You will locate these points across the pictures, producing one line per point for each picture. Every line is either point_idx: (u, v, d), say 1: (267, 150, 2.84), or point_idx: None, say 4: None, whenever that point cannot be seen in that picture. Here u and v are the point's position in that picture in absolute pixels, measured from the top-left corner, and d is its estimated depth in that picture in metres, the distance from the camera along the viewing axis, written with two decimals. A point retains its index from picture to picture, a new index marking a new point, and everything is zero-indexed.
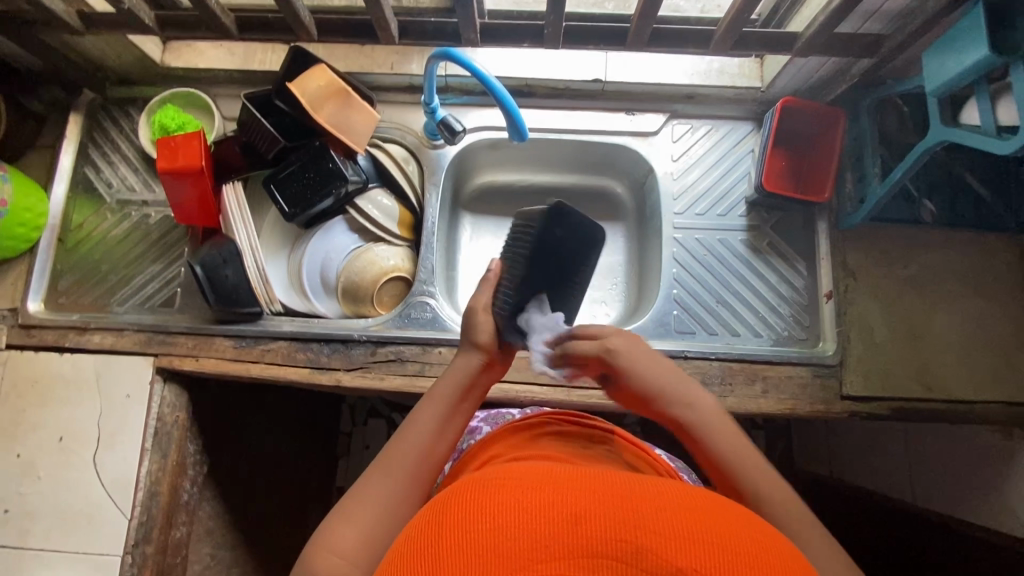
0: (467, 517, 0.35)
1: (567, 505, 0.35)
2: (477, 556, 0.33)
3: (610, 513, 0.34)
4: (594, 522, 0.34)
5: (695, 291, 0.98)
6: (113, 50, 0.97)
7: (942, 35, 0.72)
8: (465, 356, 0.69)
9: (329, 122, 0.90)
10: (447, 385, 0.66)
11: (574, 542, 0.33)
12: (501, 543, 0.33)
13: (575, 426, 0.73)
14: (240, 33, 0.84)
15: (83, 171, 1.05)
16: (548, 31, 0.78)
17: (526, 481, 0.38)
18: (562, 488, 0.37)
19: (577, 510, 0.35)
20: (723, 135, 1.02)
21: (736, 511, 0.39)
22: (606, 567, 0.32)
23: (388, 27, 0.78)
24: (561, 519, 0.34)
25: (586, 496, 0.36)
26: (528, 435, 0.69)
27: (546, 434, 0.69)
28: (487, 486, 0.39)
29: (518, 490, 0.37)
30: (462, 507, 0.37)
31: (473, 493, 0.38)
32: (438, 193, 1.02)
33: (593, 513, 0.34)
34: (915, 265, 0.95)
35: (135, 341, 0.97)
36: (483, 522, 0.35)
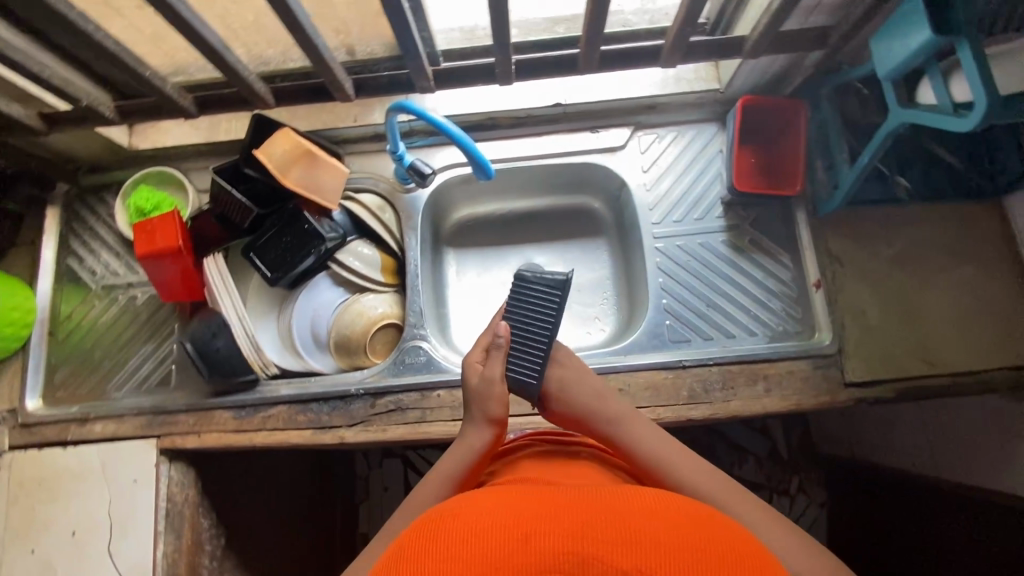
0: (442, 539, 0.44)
1: (521, 526, 0.44)
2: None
3: (561, 528, 0.43)
4: (544, 538, 0.42)
5: (684, 298, 0.97)
6: (80, 142, 0.98)
7: (886, 20, 0.73)
8: (475, 432, 0.73)
9: (299, 185, 0.91)
10: (459, 453, 0.72)
11: (528, 558, 0.41)
12: (468, 562, 0.41)
13: (553, 442, 0.77)
14: (200, 111, 0.86)
15: (66, 262, 1.06)
16: (499, 69, 0.80)
17: (489, 509, 0.47)
18: (521, 512, 0.46)
19: (529, 530, 0.43)
20: (691, 139, 1.03)
21: (663, 509, 0.48)
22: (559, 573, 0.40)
23: (343, 87, 0.81)
24: (515, 537, 0.43)
25: (542, 518, 0.44)
26: (511, 459, 0.75)
27: (527, 454, 0.74)
28: (459, 512, 0.48)
29: (483, 518, 0.45)
30: (435, 538, 0.45)
31: (443, 526, 0.46)
32: (417, 237, 1.03)
33: (541, 531, 0.43)
34: (899, 242, 0.94)
35: (136, 425, 0.97)
36: (454, 548, 0.43)
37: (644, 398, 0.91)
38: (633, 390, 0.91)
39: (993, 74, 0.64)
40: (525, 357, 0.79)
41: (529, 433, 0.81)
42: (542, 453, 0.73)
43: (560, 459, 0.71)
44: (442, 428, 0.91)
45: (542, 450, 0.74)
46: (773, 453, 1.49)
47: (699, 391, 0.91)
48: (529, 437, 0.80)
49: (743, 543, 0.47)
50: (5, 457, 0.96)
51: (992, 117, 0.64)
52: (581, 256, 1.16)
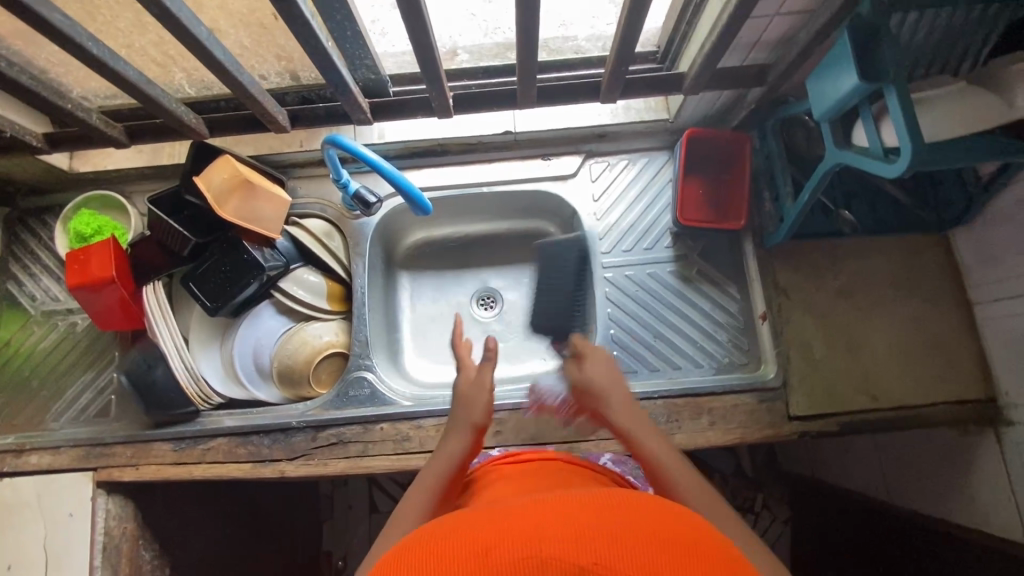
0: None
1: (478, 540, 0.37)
2: None
3: (511, 537, 0.36)
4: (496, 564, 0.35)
5: (631, 328, 0.97)
6: (17, 166, 0.96)
7: (821, 60, 0.72)
8: (458, 437, 0.72)
9: (237, 215, 0.89)
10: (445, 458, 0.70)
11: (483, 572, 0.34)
12: None
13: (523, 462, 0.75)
14: (131, 140, 0.85)
15: (6, 286, 1.04)
16: (437, 104, 0.81)
17: (444, 533, 0.40)
18: (479, 526, 0.39)
19: (487, 542, 0.36)
20: (641, 167, 1.02)
21: (636, 501, 0.41)
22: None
23: (276, 119, 0.81)
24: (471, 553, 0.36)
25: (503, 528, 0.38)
26: (478, 483, 0.72)
27: (491, 479, 0.71)
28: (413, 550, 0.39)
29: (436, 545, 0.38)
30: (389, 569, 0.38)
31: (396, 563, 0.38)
32: (365, 263, 1.02)
33: (499, 540, 0.36)
34: (845, 274, 0.95)
35: (73, 457, 0.95)
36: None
37: (589, 431, 0.91)
38: (578, 423, 0.91)
39: (919, 123, 0.63)
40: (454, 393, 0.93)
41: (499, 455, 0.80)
42: (505, 475, 0.72)
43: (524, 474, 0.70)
44: (383, 462, 0.91)
45: (507, 471, 0.73)
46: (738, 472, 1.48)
47: None
48: (494, 462, 0.79)
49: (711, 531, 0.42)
50: None
51: (916, 166, 0.63)
52: (536, 281, 1.16)
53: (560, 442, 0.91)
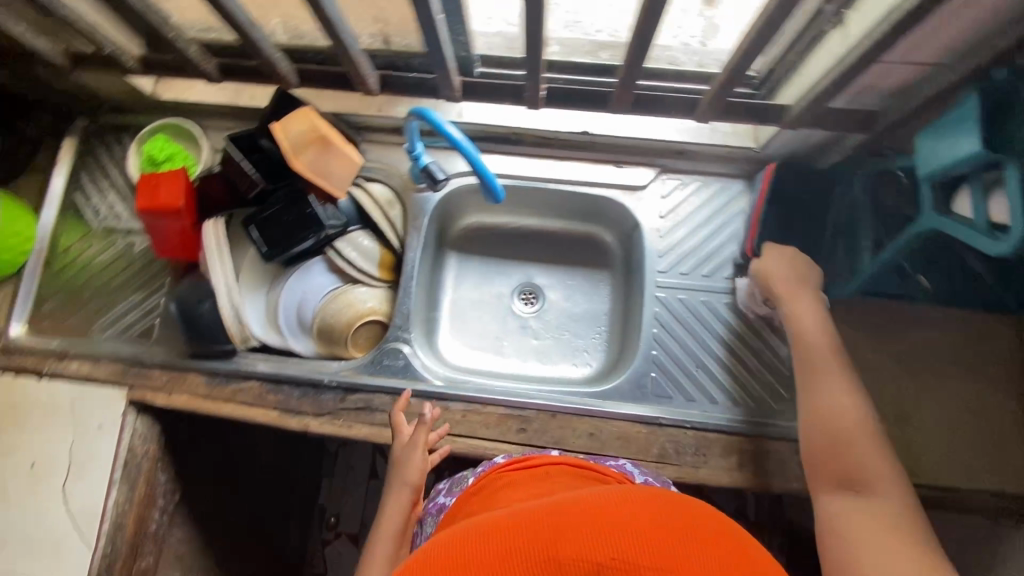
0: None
1: (495, 546, 0.40)
2: None
3: (531, 538, 0.40)
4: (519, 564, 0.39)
5: (675, 353, 0.95)
6: (105, 83, 0.98)
7: (939, 118, 0.69)
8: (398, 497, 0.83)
9: (309, 168, 0.89)
10: (394, 511, 0.82)
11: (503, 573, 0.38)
12: None
13: (526, 468, 0.75)
14: (222, 77, 0.85)
15: (73, 196, 1.06)
16: (528, 94, 0.79)
17: (458, 538, 0.43)
18: (494, 528, 0.42)
19: (505, 547, 0.40)
20: (714, 193, 0.99)
21: (641, 493, 0.44)
22: None
23: (368, 80, 0.80)
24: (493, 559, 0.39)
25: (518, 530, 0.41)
26: (483, 491, 0.72)
27: (496, 488, 0.71)
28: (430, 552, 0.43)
29: (451, 548, 0.42)
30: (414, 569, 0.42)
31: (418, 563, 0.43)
32: (420, 237, 1.01)
33: (517, 545, 0.40)
34: (905, 341, 0.91)
35: (111, 371, 0.97)
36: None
37: (613, 447, 0.90)
38: (603, 437, 0.90)
39: None
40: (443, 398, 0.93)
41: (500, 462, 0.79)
42: (513, 483, 0.71)
43: (530, 482, 0.70)
44: None
45: (510, 479, 0.72)
46: None
47: (670, 451, 0.89)
48: (501, 466, 0.77)
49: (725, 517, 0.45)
50: None
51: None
52: (581, 286, 1.14)
53: (581, 451, 0.90)
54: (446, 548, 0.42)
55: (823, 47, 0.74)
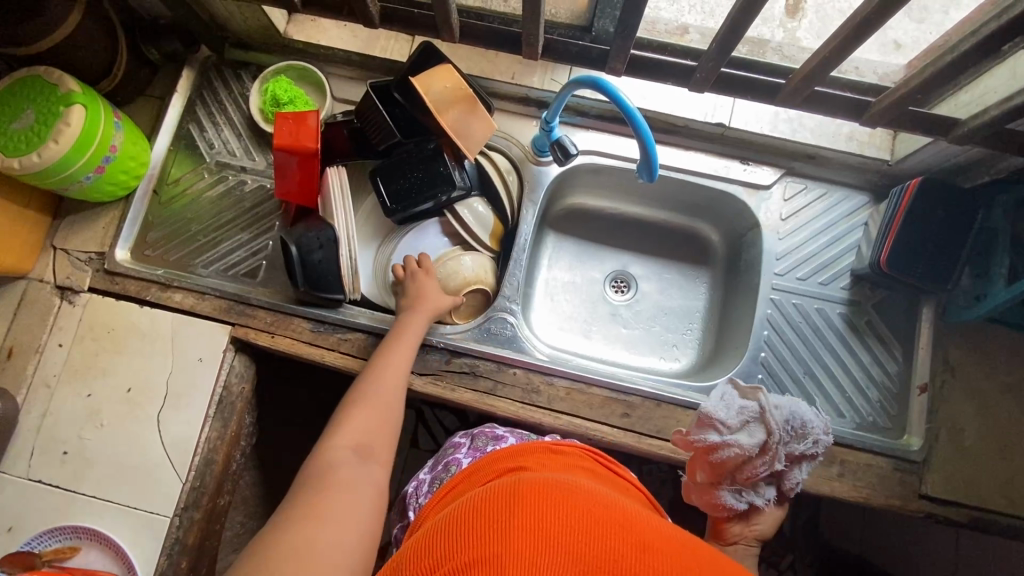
0: (562, 509, 0.44)
1: (637, 534, 0.43)
2: (555, 536, 0.41)
3: (672, 558, 0.42)
4: (660, 560, 0.41)
5: (783, 357, 0.94)
6: (242, 15, 0.96)
7: None
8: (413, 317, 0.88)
9: (450, 127, 0.88)
10: (414, 326, 0.87)
11: (638, 562, 0.40)
12: (577, 538, 0.41)
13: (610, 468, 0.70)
14: (381, 22, 0.81)
15: (187, 127, 1.05)
16: (699, 75, 0.76)
17: (591, 502, 0.46)
18: (629, 522, 0.44)
19: (646, 541, 0.42)
20: (836, 203, 0.98)
21: None
22: None
23: (537, 44, 0.77)
24: (633, 543, 0.42)
25: (657, 540, 0.43)
26: (558, 456, 0.65)
27: (574, 461, 0.65)
28: (565, 491, 0.47)
29: (589, 506, 0.45)
30: (541, 492, 0.46)
31: (551, 491, 0.46)
32: (535, 210, 1.00)
33: (658, 549, 0.42)
34: (1020, 373, 0.90)
35: (215, 307, 0.97)
36: (558, 515, 0.43)
37: None
38: None
39: None
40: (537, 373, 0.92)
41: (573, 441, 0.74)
42: (598, 472, 0.65)
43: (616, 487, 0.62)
44: (509, 405, 0.90)
45: (594, 467, 0.66)
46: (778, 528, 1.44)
47: None
48: (585, 448, 0.72)
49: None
50: (82, 296, 0.97)
51: None
52: (675, 281, 1.13)
53: None
54: (589, 504, 0.45)
55: (1010, 65, 0.72)
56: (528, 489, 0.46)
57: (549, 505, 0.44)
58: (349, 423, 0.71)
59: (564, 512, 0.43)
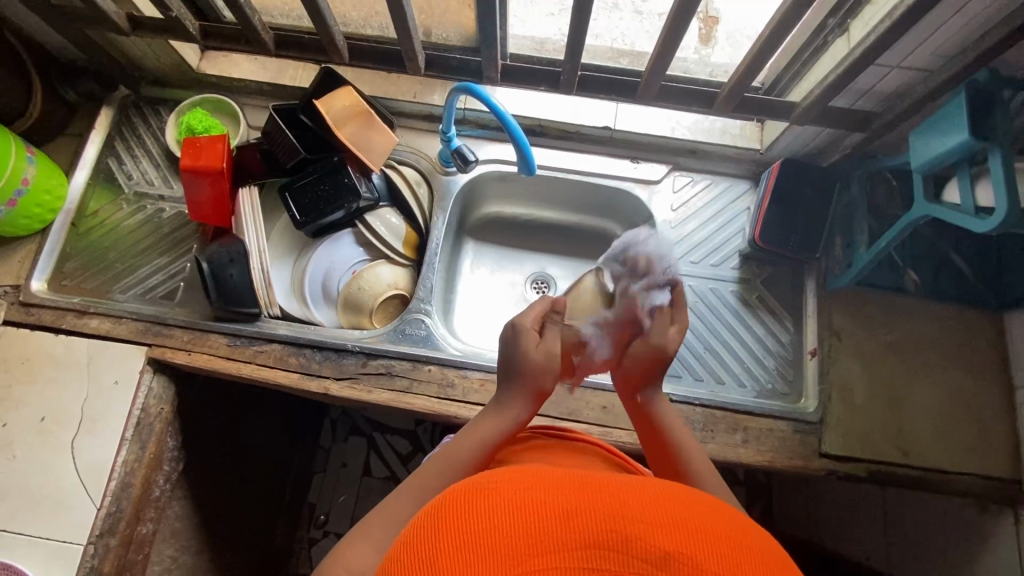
0: (476, 508, 0.37)
1: (559, 501, 0.37)
2: (478, 552, 0.34)
3: (605, 508, 0.36)
4: (584, 516, 0.36)
5: (684, 336, 1.01)
6: (154, 52, 1.03)
7: (928, 118, 0.77)
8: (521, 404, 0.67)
9: (350, 140, 0.95)
10: (469, 442, 0.63)
11: (567, 534, 0.35)
12: (500, 538, 0.35)
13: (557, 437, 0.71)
14: (276, 49, 0.90)
15: (106, 161, 1.09)
16: (564, 78, 0.84)
17: (504, 482, 0.39)
18: (548, 486, 0.38)
19: (569, 505, 0.36)
20: (722, 191, 1.07)
21: (700, 500, 0.40)
22: (602, 557, 0.34)
23: (416, 58, 0.85)
24: (555, 513, 0.36)
25: (581, 494, 0.38)
26: (514, 446, 0.69)
27: (525, 445, 0.68)
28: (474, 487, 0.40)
29: (504, 489, 0.38)
30: (448, 506, 0.38)
31: (459, 496, 0.39)
32: (445, 217, 1.06)
33: (583, 507, 0.36)
34: (897, 331, 0.97)
35: (132, 330, 0.98)
36: (473, 520, 0.36)
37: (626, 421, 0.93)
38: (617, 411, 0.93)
39: (1017, 187, 0.68)
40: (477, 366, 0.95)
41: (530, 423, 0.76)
42: (545, 445, 0.67)
43: (561, 453, 0.65)
44: (424, 401, 0.93)
45: (546, 443, 0.68)
46: None
47: (680, 427, 0.92)
48: (533, 429, 0.74)
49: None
50: None
51: (1009, 225, 0.68)
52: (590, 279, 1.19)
53: (594, 423, 0.93)
54: (502, 487, 0.39)
55: (829, 54, 0.83)
56: (443, 503, 0.39)
57: (464, 513, 0.37)
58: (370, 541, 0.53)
59: (478, 510, 0.37)
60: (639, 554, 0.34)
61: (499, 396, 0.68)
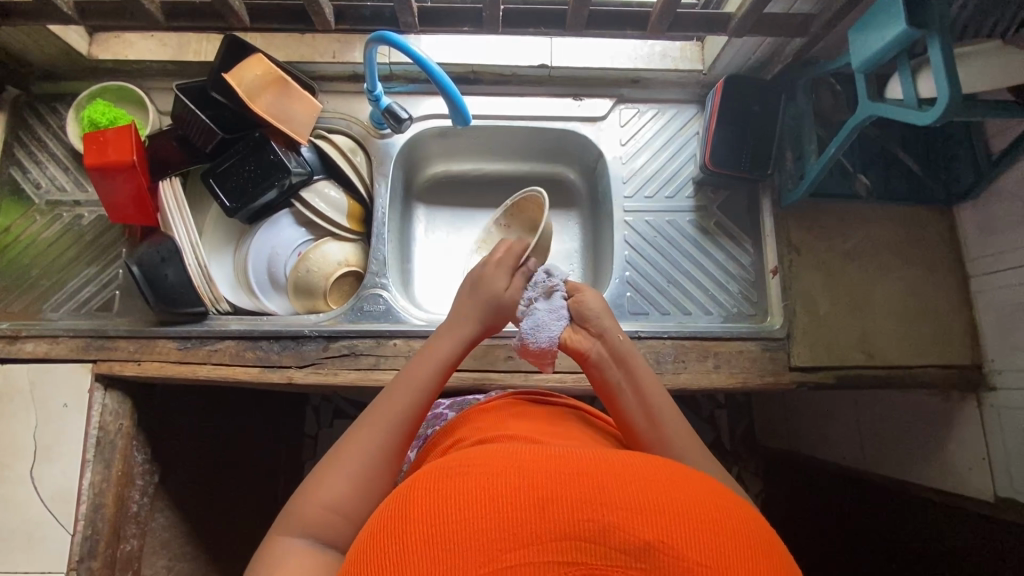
0: (451, 500, 0.35)
1: (534, 486, 0.35)
2: (449, 545, 0.32)
3: (579, 493, 0.34)
4: (560, 505, 0.34)
5: (646, 272, 1.00)
6: (35, 43, 0.92)
7: (866, 12, 0.74)
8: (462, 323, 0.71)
9: (268, 112, 0.88)
10: (428, 363, 0.66)
11: (543, 525, 0.33)
12: (473, 531, 0.33)
13: (539, 403, 0.70)
14: (167, 21, 0.81)
15: (9, 172, 1.00)
16: (486, 14, 0.78)
17: (483, 466, 0.37)
18: (524, 468, 0.36)
19: (545, 491, 0.34)
20: (669, 119, 1.04)
21: (680, 473, 0.39)
22: (578, 548, 0.32)
23: (322, 11, 0.77)
24: (530, 502, 0.34)
25: (558, 475, 0.35)
26: (488, 412, 0.66)
27: (504, 412, 0.65)
28: (453, 473, 0.37)
29: (479, 474, 0.36)
30: (424, 496, 0.36)
31: (435, 481, 0.37)
32: (388, 183, 1.00)
33: (560, 493, 0.34)
34: (854, 238, 0.98)
35: (70, 348, 0.92)
36: (446, 511, 0.34)
37: None
38: None
39: (956, 73, 0.66)
40: None
41: (510, 393, 0.72)
42: (527, 412, 0.65)
43: (547, 421, 0.63)
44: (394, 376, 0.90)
45: (528, 408, 0.66)
46: (716, 442, 1.49)
47: (652, 361, 0.92)
48: (512, 394, 0.72)
49: (781, 551, 0.37)
50: None
51: (950, 114, 0.66)
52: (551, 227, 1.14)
53: (567, 371, 0.92)
54: (475, 472, 0.36)
55: None
56: (413, 491, 0.37)
57: (438, 501, 0.35)
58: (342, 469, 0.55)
59: (452, 500, 0.34)
60: (617, 545, 0.32)
61: (451, 316, 0.72)
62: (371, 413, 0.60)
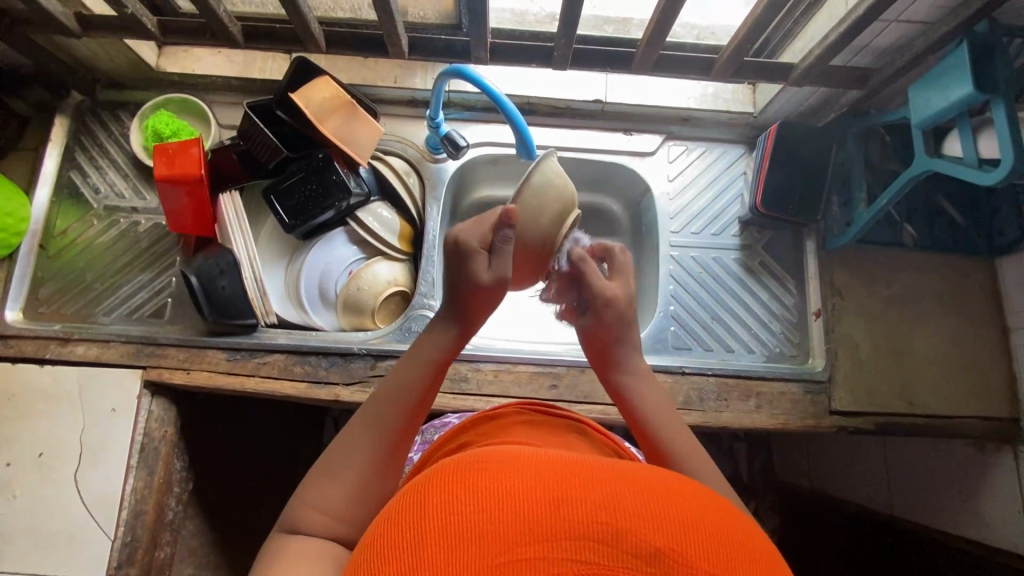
0: (465, 492, 0.33)
1: (547, 485, 0.33)
2: (458, 537, 0.31)
3: (593, 494, 0.33)
4: (575, 505, 0.32)
5: (691, 308, 1.01)
6: (107, 53, 0.94)
7: (928, 71, 0.76)
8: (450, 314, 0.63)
9: (334, 133, 0.90)
10: (413, 365, 0.60)
11: (554, 524, 0.31)
12: (486, 524, 0.31)
13: (542, 414, 0.69)
14: (245, 42, 0.83)
15: (68, 175, 1.02)
16: (557, 53, 0.80)
17: (497, 462, 0.36)
18: (537, 469, 0.35)
19: (558, 491, 0.33)
20: (716, 157, 1.06)
21: (697, 489, 0.37)
22: (587, 548, 0.30)
23: (399, 43, 0.80)
24: (543, 500, 0.32)
25: (572, 477, 0.34)
26: (495, 423, 0.65)
27: (510, 422, 0.65)
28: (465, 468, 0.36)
29: (492, 469, 0.35)
30: (438, 485, 0.35)
31: (449, 473, 0.36)
32: (439, 206, 1.02)
33: (574, 494, 0.32)
34: (896, 285, 0.99)
35: (123, 353, 0.93)
36: (461, 500, 0.33)
37: None
38: None
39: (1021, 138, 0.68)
40: (485, 357, 0.94)
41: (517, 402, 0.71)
42: (534, 424, 0.66)
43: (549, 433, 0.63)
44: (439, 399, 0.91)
45: (534, 420, 0.67)
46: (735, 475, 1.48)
47: (694, 398, 0.93)
48: (517, 404, 0.71)
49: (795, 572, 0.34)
50: None
51: (1013, 177, 0.68)
52: None
53: (609, 403, 0.93)
54: (486, 468, 0.35)
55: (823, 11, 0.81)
56: (426, 484, 0.36)
57: (452, 495, 0.33)
58: (334, 474, 0.54)
59: (462, 497, 0.33)
60: (630, 549, 0.30)
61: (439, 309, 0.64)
62: (361, 417, 0.57)
